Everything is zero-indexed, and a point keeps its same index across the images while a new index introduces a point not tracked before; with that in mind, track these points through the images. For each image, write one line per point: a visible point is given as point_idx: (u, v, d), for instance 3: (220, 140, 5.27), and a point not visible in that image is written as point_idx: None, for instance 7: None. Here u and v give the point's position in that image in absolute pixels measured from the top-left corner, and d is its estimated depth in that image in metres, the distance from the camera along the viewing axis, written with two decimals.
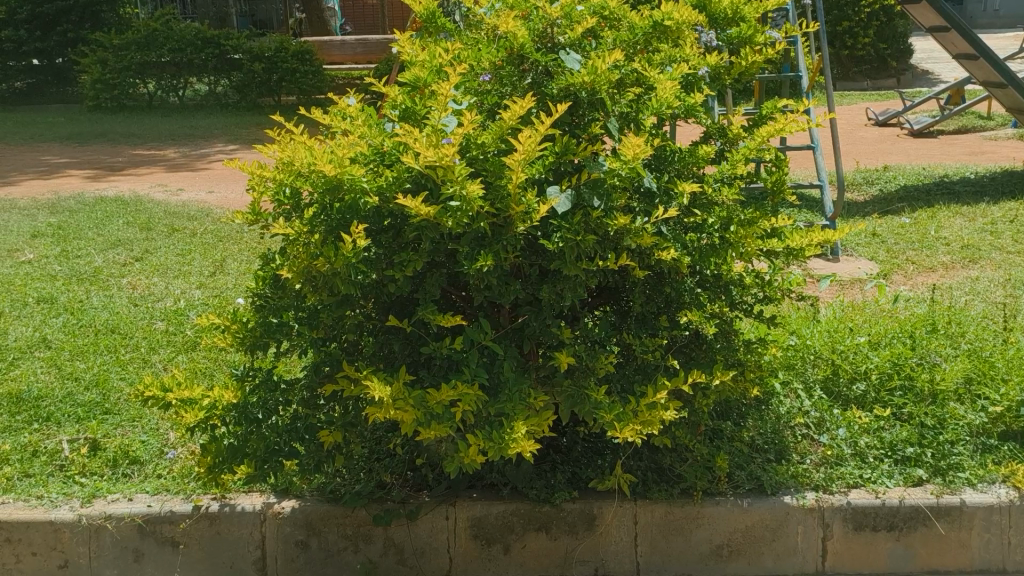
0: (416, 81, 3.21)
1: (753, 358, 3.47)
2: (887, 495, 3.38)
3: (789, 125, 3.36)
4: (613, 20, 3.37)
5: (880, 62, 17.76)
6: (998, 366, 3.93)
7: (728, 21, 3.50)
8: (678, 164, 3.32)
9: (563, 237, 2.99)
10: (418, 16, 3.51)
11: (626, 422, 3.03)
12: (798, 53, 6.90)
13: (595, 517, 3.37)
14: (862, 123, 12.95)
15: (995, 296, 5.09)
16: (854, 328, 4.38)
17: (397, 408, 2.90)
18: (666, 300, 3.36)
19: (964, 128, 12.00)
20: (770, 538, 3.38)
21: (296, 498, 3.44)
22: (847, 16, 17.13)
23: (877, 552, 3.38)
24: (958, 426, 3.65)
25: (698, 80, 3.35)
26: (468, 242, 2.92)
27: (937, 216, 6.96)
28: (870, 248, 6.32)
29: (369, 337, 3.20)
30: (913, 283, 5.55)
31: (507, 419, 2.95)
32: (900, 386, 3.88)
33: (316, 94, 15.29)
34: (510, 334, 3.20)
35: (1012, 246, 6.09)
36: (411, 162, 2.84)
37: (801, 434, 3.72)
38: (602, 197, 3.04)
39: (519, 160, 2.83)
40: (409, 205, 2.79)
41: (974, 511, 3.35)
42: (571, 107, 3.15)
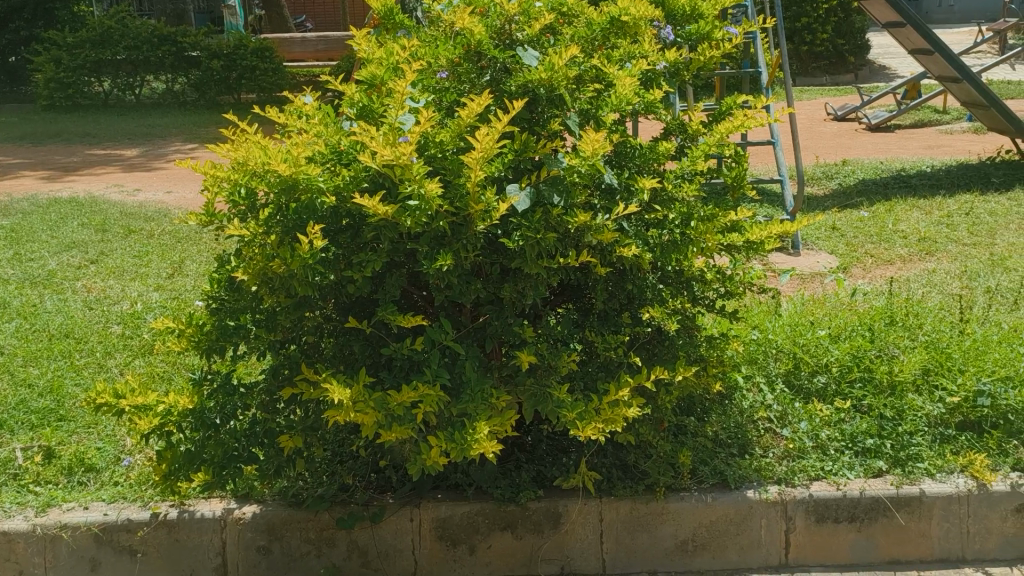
0: (373, 79, 3.17)
1: (715, 354, 3.50)
2: (848, 487, 3.42)
3: (746, 120, 3.44)
4: (571, 16, 3.36)
5: (837, 57, 17.98)
6: (955, 357, 3.92)
7: (686, 18, 3.52)
8: (639, 160, 3.32)
9: (523, 235, 2.96)
10: (376, 12, 3.48)
11: (589, 420, 3.02)
12: (757, 49, 6.91)
13: (560, 515, 3.36)
14: (821, 118, 13.12)
15: (952, 287, 5.17)
16: (815, 322, 4.40)
17: (357, 411, 2.86)
18: (629, 297, 3.35)
19: (921, 122, 12.18)
20: (734, 533, 3.40)
21: (257, 503, 3.39)
22: (805, 12, 17.35)
23: (839, 543, 3.42)
24: (916, 417, 3.67)
25: (657, 76, 3.38)
26: (427, 242, 2.88)
27: (895, 209, 7.05)
28: (830, 242, 6.39)
29: (329, 339, 3.16)
30: (872, 276, 5.62)
31: (470, 420, 2.92)
32: (860, 378, 3.92)
33: (277, 91, 15.12)
34: (472, 334, 3.18)
35: (968, 237, 6.19)
36: (368, 160, 2.80)
37: (764, 428, 3.74)
38: (561, 193, 3.03)
39: (478, 158, 2.80)
40: (366, 204, 2.74)
41: (934, 501, 3.40)
42: (530, 103, 3.12)
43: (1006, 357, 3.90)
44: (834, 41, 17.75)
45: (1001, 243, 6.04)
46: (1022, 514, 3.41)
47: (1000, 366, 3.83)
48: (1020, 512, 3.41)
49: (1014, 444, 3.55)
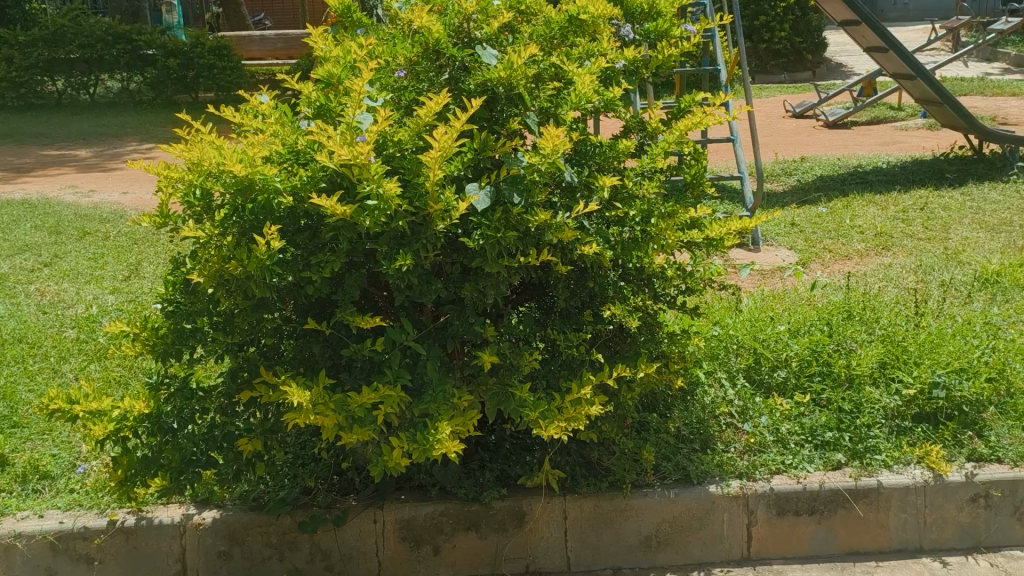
0: (330, 77, 3.13)
1: (677, 350, 3.52)
2: (808, 480, 3.47)
3: (705, 117, 3.45)
4: (530, 14, 3.35)
5: (796, 54, 18.20)
6: (910, 350, 3.97)
7: (645, 16, 3.56)
8: (599, 157, 3.33)
9: (484, 234, 2.96)
10: (333, 10, 3.45)
11: (551, 419, 3.02)
12: (717, 47, 6.96)
13: (524, 514, 3.37)
14: (780, 115, 13.27)
15: (908, 281, 5.25)
16: (775, 318, 4.45)
17: (318, 413, 2.84)
18: (590, 294, 3.36)
19: (877, 119, 12.38)
20: (696, 527, 3.43)
21: (217, 508, 3.35)
22: (763, 10, 17.55)
23: (800, 535, 3.46)
24: (874, 410, 3.72)
25: (616, 74, 3.40)
26: (387, 242, 2.85)
27: (852, 205, 7.16)
28: (790, 237, 6.46)
29: (288, 340, 3.12)
30: (830, 271, 5.70)
31: (432, 420, 2.90)
32: (818, 372, 3.96)
33: (236, 90, 14.94)
34: (433, 334, 3.15)
35: (923, 232, 6.30)
36: (325, 160, 2.77)
37: (725, 423, 3.77)
38: (521, 192, 3.02)
39: (436, 156, 2.79)
40: (323, 204, 2.71)
41: (891, 492, 3.45)
42: (489, 102, 3.11)
43: (960, 349, 3.96)
44: (792, 39, 17.97)
45: (955, 237, 6.16)
46: (977, 504, 3.47)
47: (954, 359, 3.88)
48: (975, 501, 3.47)
49: (968, 435, 3.63)
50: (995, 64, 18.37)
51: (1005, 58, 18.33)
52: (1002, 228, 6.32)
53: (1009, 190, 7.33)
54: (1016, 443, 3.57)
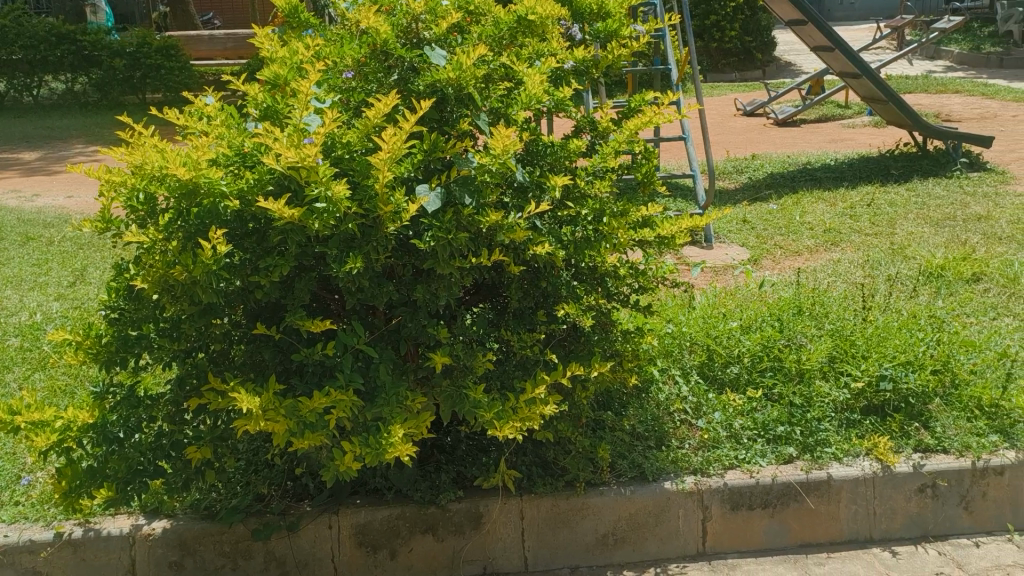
0: (276, 78, 3.10)
1: (631, 348, 3.54)
2: (761, 475, 3.51)
3: (655, 117, 3.47)
4: (479, 15, 3.34)
5: (746, 54, 18.44)
6: (859, 344, 4.04)
7: (594, 15, 3.57)
8: (550, 158, 3.33)
9: (435, 236, 2.93)
10: (280, 10, 3.41)
11: (505, 419, 3.02)
12: (668, 47, 7.01)
13: (481, 515, 3.36)
14: (731, 113, 13.44)
15: (856, 276, 5.35)
16: (727, 314, 4.49)
17: (268, 420, 2.79)
18: (543, 294, 3.37)
19: (826, 117, 12.60)
20: (652, 524, 3.45)
21: (167, 518, 3.28)
22: (713, 10, 17.76)
23: (754, 529, 3.50)
24: (824, 403, 3.78)
25: (566, 75, 3.42)
26: (337, 245, 2.82)
27: (802, 202, 7.27)
28: (741, 235, 6.54)
29: (238, 346, 3.07)
30: (781, 267, 5.78)
31: (385, 423, 2.88)
32: (770, 368, 4.01)
33: (184, 91, 14.68)
34: (386, 336, 3.13)
35: (870, 228, 6.42)
36: (272, 163, 2.73)
37: (680, 420, 3.80)
38: (472, 193, 3.02)
39: (385, 158, 2.76)
40: (271, 208, 2.67)
41: (842, 484, 3.51)
42: (439, 102, 3.10)
43: (906, 343, 4.03)
44: (742, 38, 18.19)
45: (901, 232, 6.28)
46: (925, 494, 3.54)
47: (901, 352, 3.95)
48: (922, 491, 3.54)
49: (915, 426, 3.70)
50: (938, 62, 18.81)
51: (948, 56, 18.77)
52: (945, 222, 6.46)
53: (953, 185, 7.51)
54: (961, 433, 3.65)
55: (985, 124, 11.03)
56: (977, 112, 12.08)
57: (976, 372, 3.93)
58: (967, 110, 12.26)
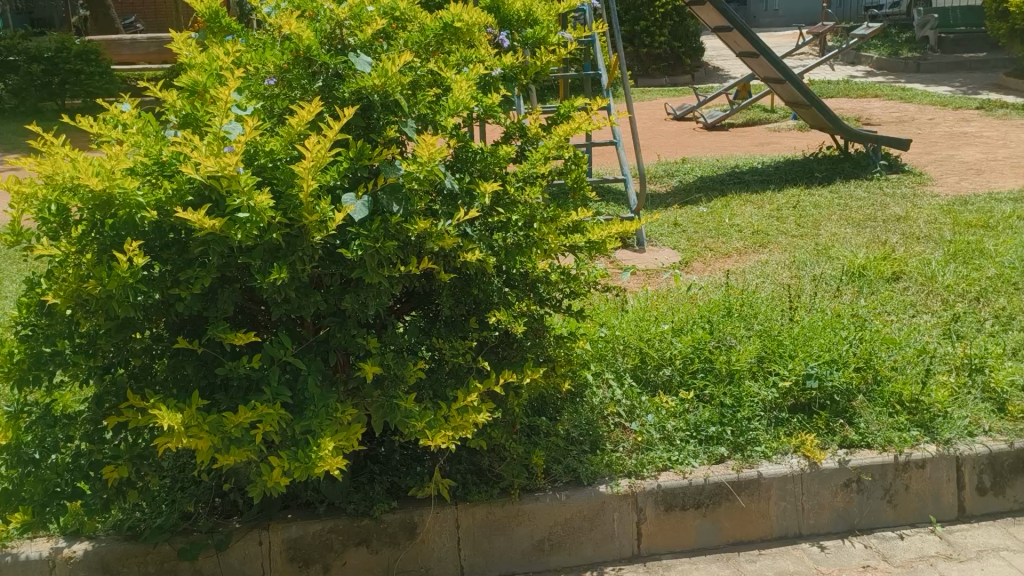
0: (194, 85, 3.04)
1: (564, 353, 3.55)
2: (693, 475, 3.56)
3: (583, 123, 3.51)
4: (405, 21, 3.33)
5: (675, 59, 18.77)
6: (786, 344, 4.12)
7: (520, 22, 3.59)
8: (480, 164, 3.33)
9: (362, 245, 2.88)
10: (200, 14, 3.33)
11: (438, 428, 2.99)
12: (597, 52, 7.07)
13: (416, 525, 3.33)
14: (662, 118, 13.64)
15: (783, 277, 5.47)
16: (658, 317, 4.54)
17: (191, 436, 2.72)
18: (475, 301, 3.35)
19: (753, 121, 12.88)
20: (588, 528, 3.46)
21: (89, 539, 3.19)
22: (643, 16, 18.14)
23: (687, 529, 3.54)
24: (753, 403, 3.84)
25: (494, 81, 3.41)
26: (261, 255, 2.76)
27: (731, 204, 7.41)
28: (672, 237, 6.64)
29: (161, 360, 2.99)
30: (711, 269, 5.88)
31: (314, 436, 2.83)
32: (701, 369, 4.07)
33: (105, 97, 14.26)
34: (314, 347, 3.08)
35: (796, 229, 6.57)
36: (190, 172, 2.66)
37: (614, 423, 3.83)
38: (401, 202, 2.99)
39: (309, 167, 2.72)
40: (190, 218, 2.60)
41: (771, 482, 3.58)
42: (365, 109, 3.06)
43: (831, 342, 4.13)
44: (671, 43, 18.50)
45: (825, 233, 6.45)
46: (850, 489, 3.63)
47: (825, 351, 4.05)
48: (848, 486, 3.63)
49: (840, 423, 3.79)
50: (859, 67, 19.41)
51: (868, 61, 19.39)
52: (867, 223, 6.66)
53: (873, 187, 7.74)
54: (884, 428, 3.75)
55: (903, 128, 11.42)
56: (896, 115, 12.49)
57: (897, 368, 4.04)
58: (887, 114, 12.67)
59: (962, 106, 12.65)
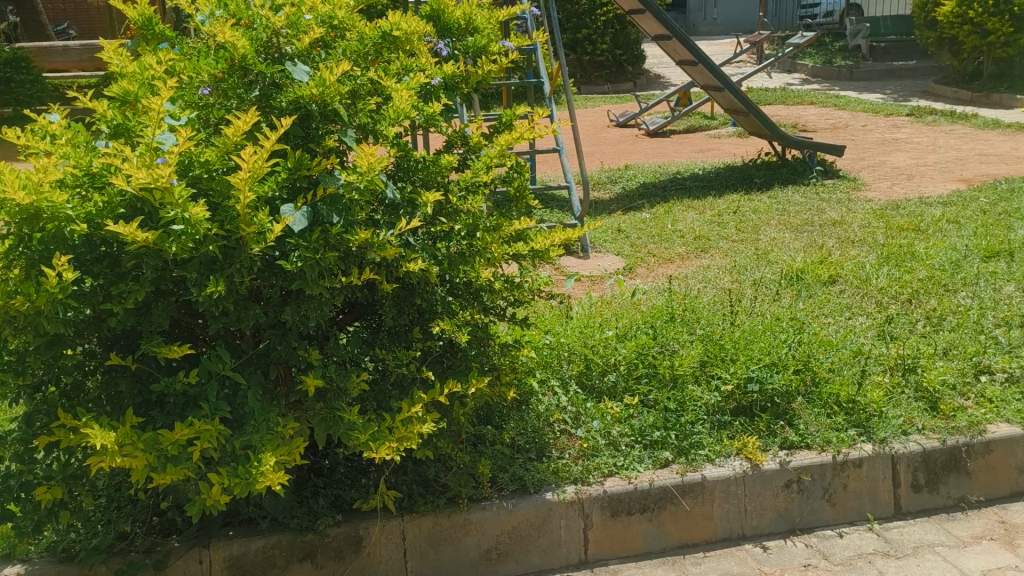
0: (126, 94, 2.97)
1: (509, 361, 3.55)
2: (638, 480, 3.58)
3: (525, 132, 3.50)
4: (343, 29, 3.28)
5: (617, 66, 18.97)
6: (727, 348, 4.18)
7: (462, 31, 3.63)
8: (422, 173, 3.30)
9: (301, 256, 2.84)
10: (132, 22, 3.27)
11: (382, 440, 2.96)
12: (539, 60, 7.09)
13: (361, 538, 3.29)
14: (605, 125, 13.76)
15: (724, 282, 5.56)
16: (603, 323, 4.56)
17: (125, 454, 2.65)
18: (419, 311, 3.33)
19: (694, 127, 13.08)
20: (535, 536, 3.46)
21: (21, 563, 3.10)
22: (585, 24, 18.27)
23: (633, 534, 3.57)
24: (696, 407, 3.89)
25: (435, 90, 3.38)
26: (197, 268, 2.71)
27: (673, 210, 7.51)
28: (616, 244, 6.69)
29: (93, 377, 2.92)
30: (654, 275, 5.94)
31: (255, 452, 2.78)
32: (645, 374, 4.10)
33: (35, 105, 13.85)
34: (254, 361, 3.03)
35: (736, 234, 6.69)
36: (122, 184, 2.60)
37: (560, 430, 3.84)
38: (341, 212, 2.96)
39: (245, 178, 2.68)
40: (121, 231, 2.54)
41: (714, 485, 3.62)
42: (304, 119, 3.03)
43: (771, 345, 4.20)
44: (613, 51, 18.68)
45: (764, 238, 6.58)
46: (792, 489, 3.70)
47: (765, 354, 4.12)
48: (789, 486, 3.69)
49: (780, 425, 3.87)
50: (795, 75, 19.86)
51: (803, 69, 19.85)
52: (804, 227, 6.81)
53: (810, 192, 7.92)
54: (822, 429, 3.83)
55: (838, 134, 11.71)
56: (832, 122, 12.80)
57: (834, 370, 4.13)
58: (822, 120, 12.99)
59: (893, 113, 13.03)
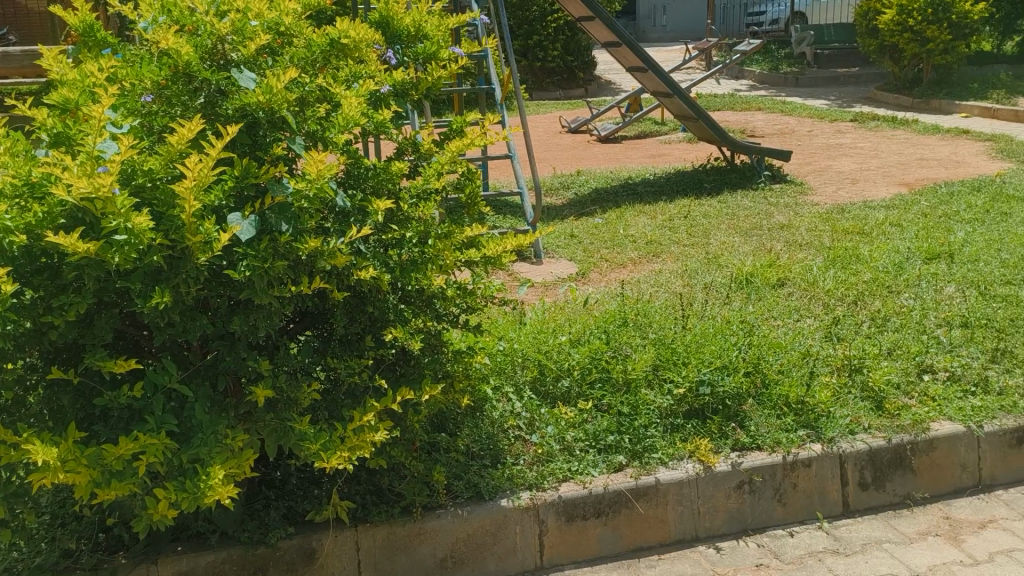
0: (66, 102, 2.90)
1: (462, 368, 3.53)
2: (593, 485, 3.60)
3: (475, 138, 3.51)
4: (290, 36, 3.24)
5: (568, 73, 19.09)
6: (679, 351, 4.21)
7: (411, 37, 3.61)
8: (372, 180, 3.30)
9: (249, 265, 2.80)
10: (73, 29, 3.21)
11: (334, 450, 2.93)
12: (490, 66, 7.10)
13: (314, 550, 3.25)
14: (557, 131, 13.83)
15: (675, 286, 5.62)
16: (556, 329, 4.57)
17: (68, 470, 2.59)
18: (370, 319, 3.30)
19: (645, 133, 13.21)
20: (491, 543, 3.46)
21: None
22: (535, 30, 18.35)
23: (588, 538, 3.58)
24: (650, 410, 3.91)
25: (384, 98, 3.38)
26: (141, 279, 2.66)
27: (625, 216, 7.57)
28: (569, 249, 6.73)
29: (34, 392, 2.85)
30: (607, 280, 5.98)
31: (203, 465, 2.73)
32: (598, 379, 4.12)
33: None
34: (201, 372, 2.98)
35: (687, 239, 6.77)
36: (62, 194, 2.54)
37: (514, 436, 3.83)
38: (290, 220, 2.92)
39: (190, 187, 2.63)
40: (61, 242, 2.49)
41: (668, 488, 3.65)
42: (251, 126, 2.99)
43: (721, 348, 4.25)
44: (564, 57, 18.77)
45: (714, 242, 6.67)
46: (743, 490, 3.74)
47: (716, 357, 4.16)
48: (741, 488, 3.74)
49: (732, 426, 3.92)
50: (743, 81, 20.19)
51: (751, 75, 20.19)
52: (753, 231, 6.91)
53: (759, 196, 8.05)
54: (772, 430, 3.89)
55: (785, 139, 11.93)
56: (779, 127, 13.04)
57: (783, 371, 4.19)
58: (770, 126, 13.22)
59: (838, 119, 13.31)
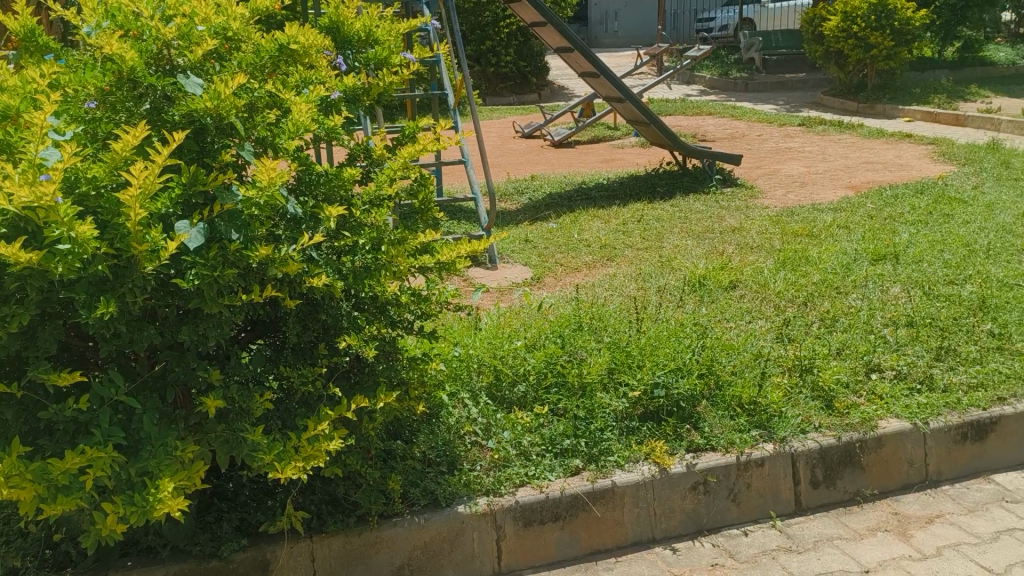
0: (6, 109, 2.82)
1: (417, 375, 3.51)
2: (550, 489, 3.61)
3: (427, 143, 3.50)
4: (238, 41, 3.18)
5: (522, 78, 19.16)
6: (634, 354, 4.23)
7: (362, 43, 3.58)
8: (324, 187, 3.25)
9: (198, 274, 2.76)
10: (13, 34, 3.13)
11: (287, 460, 2.89)
12: (442, 72, 7.10)
13: (268, 562, 3.21)
14: (511, 136, 13.86)
15: (629, 289, 5.66)
16: (511, 334, 4.57)
17: (12, 486, 2.52)
18: (323, 327, 3.26)
19: (598, 138, 13.31)
20: (448, 550, 3.44)
21: None
22: (488, 36, 18.40)
23: (545, 543, 3.58)
24: (605, 414, 3.94)
25: (336, 103, 3.35)
26: (85, 288, 2.61)
27: (579, 220, 7.61)
28: (524, 254, 6.74)
29: None
30: (562, 284, 6.00)
31: (153, 478, 2.67)
32: (554, 384, 4.13)
33: None
34: (150, 384, 2.92)
35: (640, 242, 6.83)
36: (2, 203, 2.47)
37: (470, 442, 3.81)
38: (239, 228, 2.89)
39: (136, 195, 2.58)
40: (3, 252, 2.42)
41: (624, 490, 3.68)
42: (198, 132, 2.94)
43: (675, 351, 4.28)
44: (517, 63, 18.83)
45: (667, 245, 6.74)
46: (698, 491, 3.78)
47: (670, 359, 4.19)
48: (696, 488, 3.78)
49: (687, 428, 3.95)
50: (694, 86, 20.46)
51: (702, 81, 20.46)
52: (705, 235, 7.00)
53: (710, 200, 8.15)
54: (726, 431, 3.93)
55: (735, 144, 12.11)
56: (729, 132, 13.24)
57: (736, 372, 4.24)
58: (721, 130, 13.41)
59: (787, 123, 13.54)
